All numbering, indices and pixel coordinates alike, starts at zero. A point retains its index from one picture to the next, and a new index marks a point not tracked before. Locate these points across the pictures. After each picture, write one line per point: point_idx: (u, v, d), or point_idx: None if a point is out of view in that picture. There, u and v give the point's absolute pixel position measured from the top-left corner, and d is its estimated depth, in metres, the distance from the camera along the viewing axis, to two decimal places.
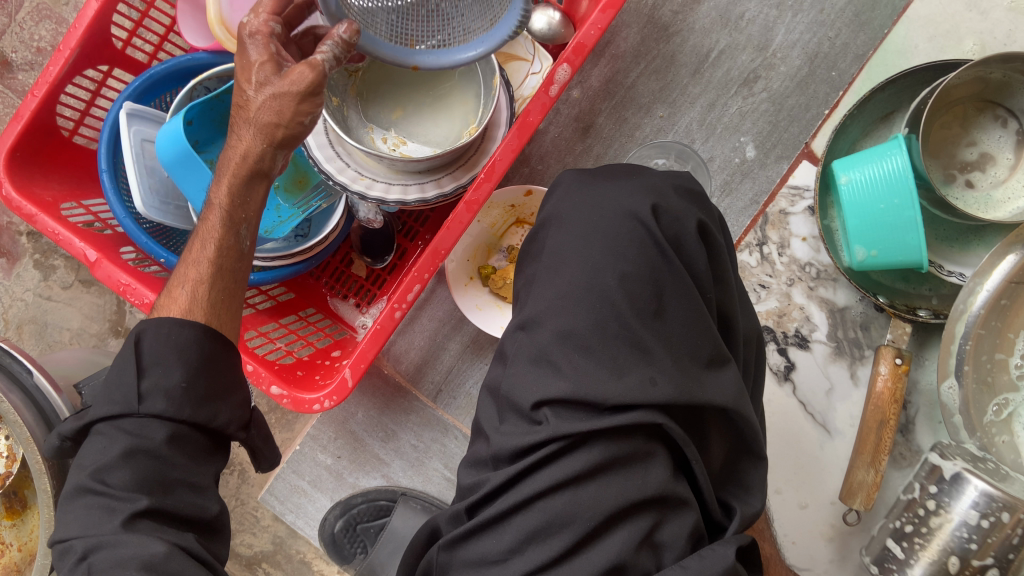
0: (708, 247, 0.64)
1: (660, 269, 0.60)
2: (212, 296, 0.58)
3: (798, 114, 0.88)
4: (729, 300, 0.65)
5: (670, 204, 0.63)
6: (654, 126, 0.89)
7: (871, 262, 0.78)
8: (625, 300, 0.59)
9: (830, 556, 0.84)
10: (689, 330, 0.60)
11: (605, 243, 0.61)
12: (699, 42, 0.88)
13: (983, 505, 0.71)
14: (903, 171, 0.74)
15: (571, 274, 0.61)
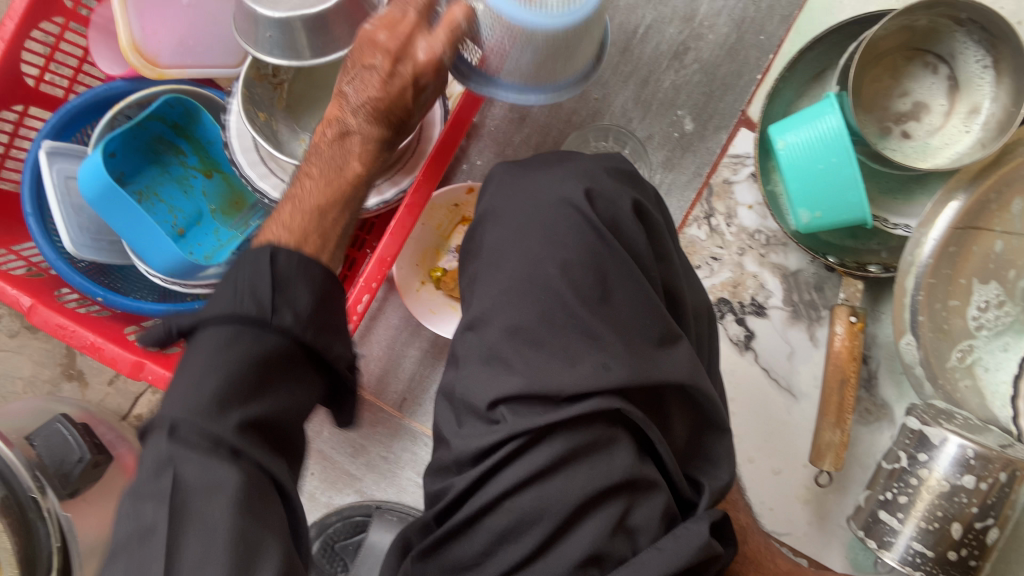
0: (646, 226, 0.63)
1: (600, 252, 0.59)
2: (317, 230, 0.54)
3: (732, 82, 0.87)
4: (674, 276, 0.64)
5: (604, 187, 0.62)
6: (590, 109, 0.88)
7: (818, 223, 0.78)
8: (573, 290, 0.58)
9: (809, 519, 0.85)
10: (641, 312, 0.59)
11: (544, 233, 0.60)
12: (625, 19, 0.87)
13: (960, 458, 0.73)
14: (838, 129, 0.73)
15: (514, 269, 0.60)
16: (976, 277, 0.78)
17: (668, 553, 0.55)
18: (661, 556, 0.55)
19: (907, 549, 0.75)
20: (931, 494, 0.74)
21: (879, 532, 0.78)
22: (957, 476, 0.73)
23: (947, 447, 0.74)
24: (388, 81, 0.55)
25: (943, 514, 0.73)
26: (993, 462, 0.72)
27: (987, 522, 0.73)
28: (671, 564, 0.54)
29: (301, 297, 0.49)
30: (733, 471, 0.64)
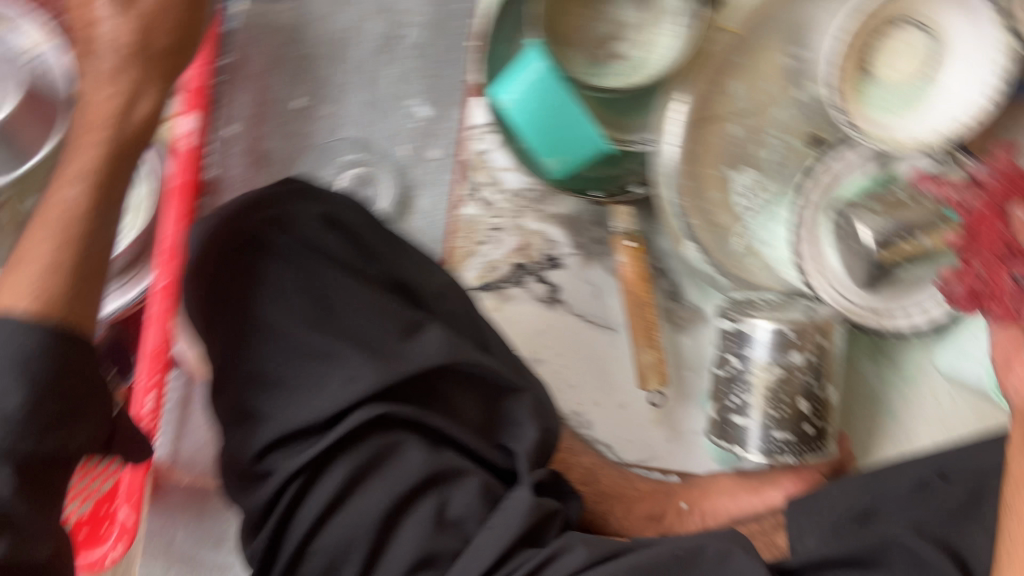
0: (345, 230, 0.66)
1: (311, 275, 0.62)
2: (52, 280, 0.47)
3: (449, 59, 0.88)
4: (396, 267, 0.68)
5: (290, 210, 0.65)
6: (326, 125, 0.85)
7: (567, 164, 0.79)
8: (296, 319, 0.60)
9: (664, 437, 0.88)
10: (369, 315, 0.62)
11: (247, 274, 0.61)
12: (326, 29, 0.86)
13: (776, 335, 0.75)
14: (548, 74, 0.75)
15: (233, 317, 0.60)
16: (725, 164, 0.82)
17: (500, 527, 0.54)
18: (494, 534, 0.54)
19: (768, 440, 0.76)
20: (764, 381, 0.75)
21: (732, 435, 0.79)
22: (781, 355, 0.75)
23: (761, 330, 0.76)
24: None
25: (779, 394, 0.75)
26: (804, 328, 0.74)
27: (822, 385, 0.76)
28: (505, 535, 0.53)
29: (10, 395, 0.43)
30: (540, 423, 0.66)
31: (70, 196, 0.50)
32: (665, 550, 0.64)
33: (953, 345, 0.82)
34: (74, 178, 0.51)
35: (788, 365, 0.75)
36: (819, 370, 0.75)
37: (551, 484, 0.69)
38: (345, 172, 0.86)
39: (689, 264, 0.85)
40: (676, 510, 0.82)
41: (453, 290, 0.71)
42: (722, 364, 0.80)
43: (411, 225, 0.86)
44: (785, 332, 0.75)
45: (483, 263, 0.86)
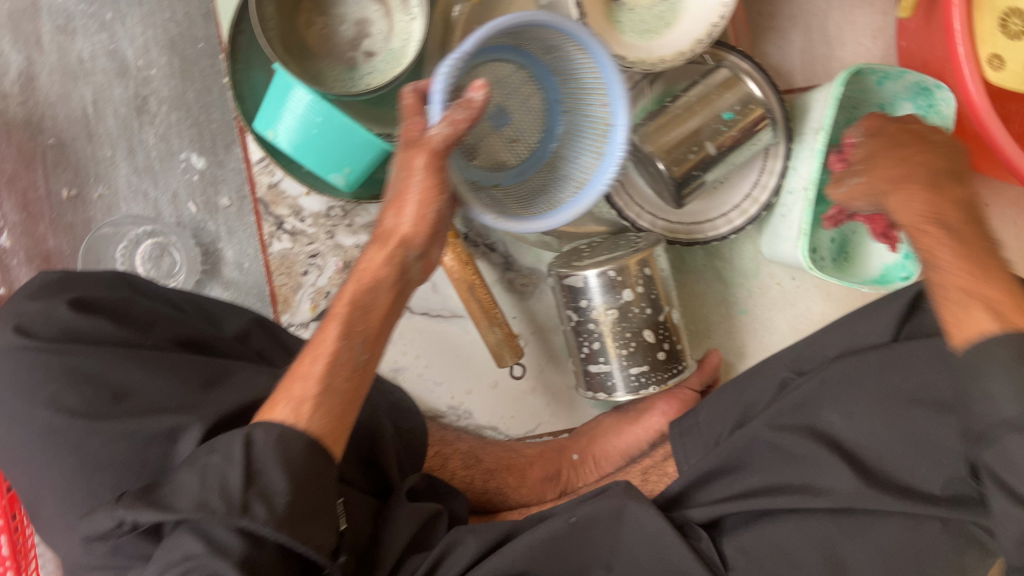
0: (102, 307, 0.56)
1: (85, 364, 0.52)
2: (333, 410, 0.52)
3: (208, 101, 0.82)
4: (183, 322, 0.59)
5: (33, 310, 0.54)
6: (103, 206, 0.82)
7: (354, 177, 0.76)
8: (77, 415, 0.50)
9: (545, 402, 0.89)
10: (158, 377, 0.53)
11: (16, 392, 0.52)
12: (69, 108, 0.81)
13: (604, 281, 0.74)
14: (305, 96, 0.70)
15: (9, 442, 0.52)
16: None
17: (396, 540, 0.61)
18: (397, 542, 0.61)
19: (629, 376, 0.77)
20: (610, 326, 0.76)
21: (598, 384, 0.79)
22: (615, 297, 0.75)
23: (593, 282, 0.74)
24: (431, 184, 0.54)
25: (629, 330, 0.76)
26: (633, 264, 0.74)
27: (663, 311, 0.77)
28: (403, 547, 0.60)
29: (276, 481, 0.47)
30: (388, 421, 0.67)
31: (381, 270, 0.56)
32: (559, 524, 0.62)
33: (770, 232, 0.86)
34: (386, 261, 0.56)
35: (626, 304, 0.75)
36: (656, 296, 0.76)
37: (428, 488, 0.68)
38: (140, 246, 0.82)
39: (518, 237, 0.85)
40: (570, 464, 0.82)
41: (257, 327, 0.66)
42: (568, 317, 0.78)
43: (227, 277, 0.83)
44: (612, 277, 0.74)
45: (312, 293, 0.84)
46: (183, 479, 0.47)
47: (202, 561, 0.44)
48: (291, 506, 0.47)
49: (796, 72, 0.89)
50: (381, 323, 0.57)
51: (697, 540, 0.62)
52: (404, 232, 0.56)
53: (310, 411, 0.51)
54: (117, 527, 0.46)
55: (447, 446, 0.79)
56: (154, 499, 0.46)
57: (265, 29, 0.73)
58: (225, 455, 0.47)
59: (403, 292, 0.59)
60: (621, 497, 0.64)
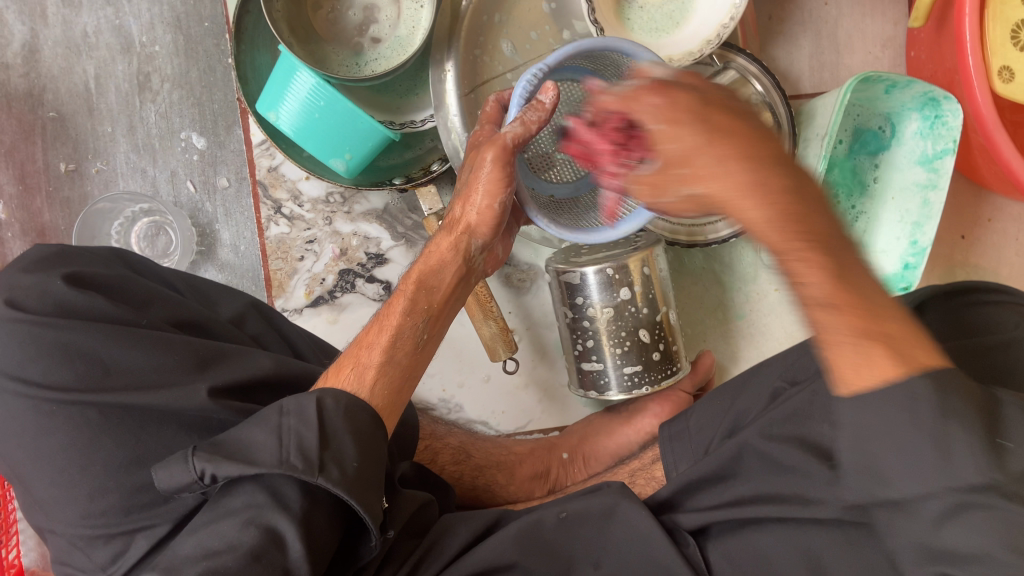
0: (97, 283, 0.55)
1: (76, 341, 0.51)
2: (393, 381, 0.54)
3: (211, 81, 0.82)
4: (178, 302, 0.58)
5: (23, 283, 0.53)
6: (101, 182, 0.81)
7: (355, 164, 0.75)
8: (69, 393, 0.49)
9: (537, 399, 0.88)
10: (151, 355, 0.52)
11: (5, 366, 0.50)
12: (70, 81, 0.81)
13: (605, 279, 0.73)
14: (311, 82, 0.70)
15: (3, 412, 0.51)
16: None
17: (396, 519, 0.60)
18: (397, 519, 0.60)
19: (623, 376, 0.76)
20: (607, 325, 0.75)
21: (591, 382, 0.78)
22: (613, 296, 0.74)
23: (594, 280, 0.73)
24: (498, 182, 0.56)
25: (625, 330, 0.75)
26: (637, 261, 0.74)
27: (661, 312, 0.77)
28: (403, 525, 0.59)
29: (347, 448, 0.47)
30: None
31: (447, 257, 0.59)
32: (548, 514, 0.61)
33: None
34: (452, 248, 0.59)
35: (624, 303, 0.74)
36: (654, 296, 0.76)
37: (417, 477, 0.67)
38: (136, 224, 0.83)
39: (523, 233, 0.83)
40: (560, 463, 0.81)
41: (253, 311, 0.64)
42: (564, 314, 0.78)
43: (223, 259, 0.83)
44: (612, 275, 0.73)
45: (307, 278, 0.84)
46: (257, 429, 0.47)
47: (263, 511, 0.46)
48: (360, 470, 0.47)
49: (804, 79, 0.89)
50: (444, 306, 0.60)
51: (685, 546, 0.61)
52: (472, 218, 0.59)
53: (372, 379, 0.53)
54: (196, 480, 0.45)
55: (437, 440, 0.78)
56: (233, 453, 0.45)
57: (273, 11, 0.72)
58: (302, 417, 0.47)
59: (466, 277, 0.61)
60: (615, 495, 0.62)
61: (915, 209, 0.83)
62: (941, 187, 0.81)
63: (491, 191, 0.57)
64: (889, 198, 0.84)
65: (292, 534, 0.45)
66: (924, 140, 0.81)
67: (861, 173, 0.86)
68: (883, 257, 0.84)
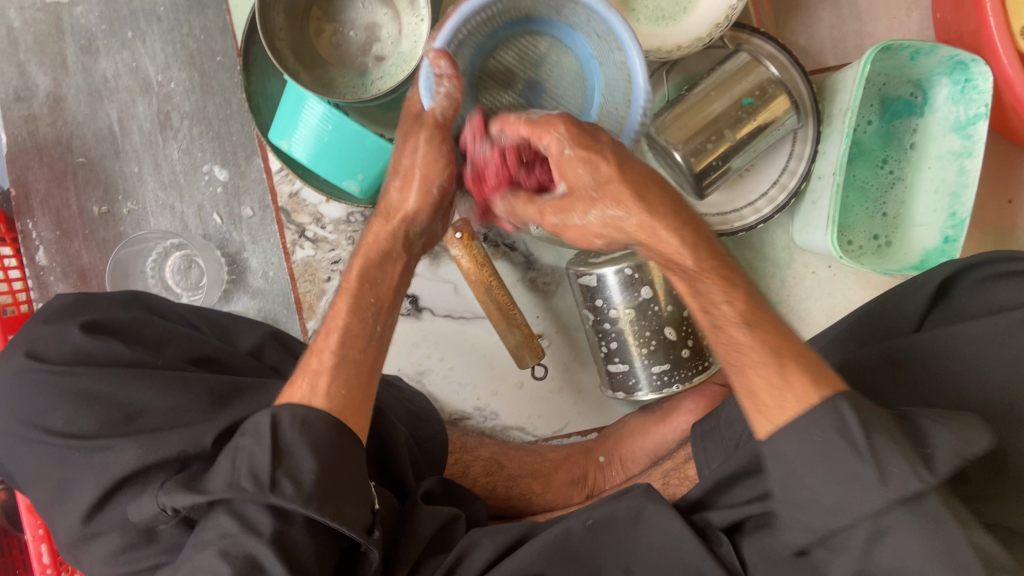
0: (113, 329, 0.57)
1: (93, 386, 0.53)
2: (343, 386, 0.52)
3: (228, 113, 0.84)
4: (193, 339, 0.60)
5: (46, 337, 0.56)
6: (132, 221, 0.84)
7: (369, 183, 0.76)
8: (86, 437, 0.51)
9: (572, 402, 0.87)
10: (167, 394, 0.54)
11: (32, 416, 0.53)
12: (96, 126, 0.84)
13: (622, 280, 0.72)
14: (316, 106, 0.71)
15: (34, 462, 0.53)
16: None
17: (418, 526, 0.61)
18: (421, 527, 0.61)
19: (651, 375, 0.75)
20: (631, 324, 0.74)
21: (622, 383, 0.77)
22: (632, 295, 0.73)
23: (610, 282, 0.73)
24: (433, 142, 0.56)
25: (650, 329, 0.73)
26: None
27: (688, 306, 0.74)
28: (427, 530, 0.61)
29: (303, 458, 0.47)
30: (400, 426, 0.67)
31: (387, 245, 0.59)
32: (574, 523, 0.61)
33: (800, 219, 0.83)
34: (387, 238, 0.59)
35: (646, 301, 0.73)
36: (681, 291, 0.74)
37: (445, 492, 0.68)
38: (169, 258, 0.85)
39: (550, 240, 0.82)
40: (596, 466, 0.81)
41: (271, 340, 0.67)
42: (589, 317, 0.77)
43: (253, 286, 0.84)
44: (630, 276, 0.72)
45: (336, 298, 0.84)
46: (220, 462, 0.48)
47: (237, 540, 0.46)
48: (320, 483, 0.47)
49: (825, 53, 0.85)
50: (377, 273, 0.58)
51: (717, 544, 0.60)
52: (410, 205, 0.59)
53: (328, 383, 0.52)
54: (161, 512, 0.48)
55: (468, 453, 0.80)
56: (190, 486, 0.48)
57: (275, 40, 0.73)
58: (256, 436, 0.48)
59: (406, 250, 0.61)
60: (641, 498, 0.62)
61: (952, 178, 0.79)
62: (977, 154, 0.77)
63: (423, 175, 0.58)
64: (926, 167, 0.80)
65: (269, 557, 0.45)
66: (957, 106, 0.77)
67: (896, 140, 0.82)
68: (919, 231, 0.80)
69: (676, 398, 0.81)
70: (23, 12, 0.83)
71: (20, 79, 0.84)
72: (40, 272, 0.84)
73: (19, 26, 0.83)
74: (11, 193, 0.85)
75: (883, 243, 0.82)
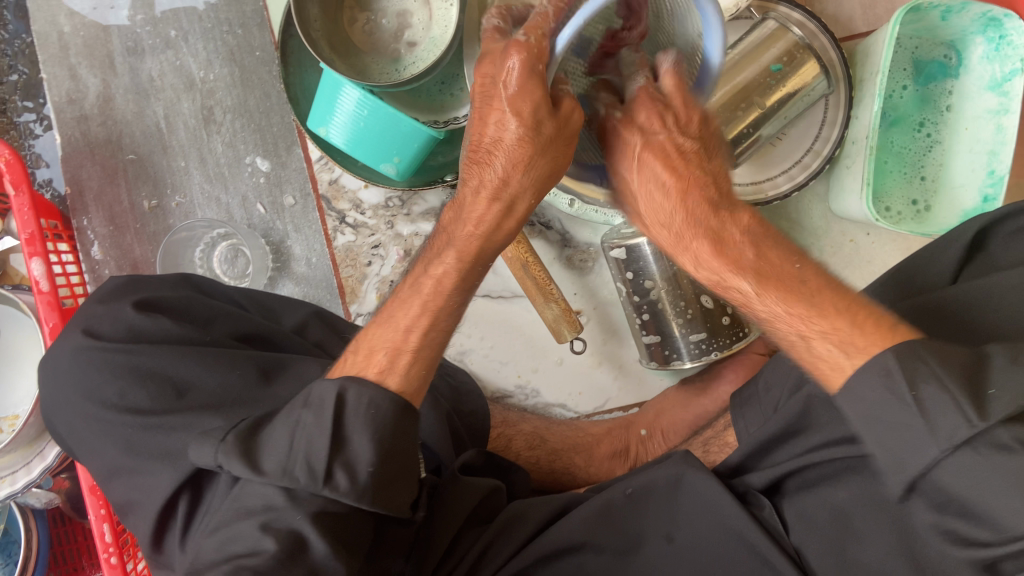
0: (165, 308, 0.60)
1: (146, 362, 0.55)
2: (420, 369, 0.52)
3: (267, 105, 0.87)
4: (239, 318, 0.63)
5: (100, 317, 0.59)
6: (180, 214, 0.87)
7: (405, 165, 0.77)
8: (140, 411, 0.54)
9: (613, 379, 0.88)
10: (215, 371, 0.56)
11: (88, 391, 0.56)
12: (144, 124, 0.87)
13: (654, 251, 0.73)
14: (350, 88, 0.72)
15: (90, 436, 0.56)
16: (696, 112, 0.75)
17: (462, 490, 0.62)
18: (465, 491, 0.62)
19: (690, 345, 0.75)
20: (666, 293, 0.74)
21: (661, 355, 0.77)
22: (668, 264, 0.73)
23: (645, 253, 0.74)
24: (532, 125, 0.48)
25: (686, 298, 0.74)
26: None
27: None
28: (470, 492, 0.63)
29: (361, 450, 0.47)
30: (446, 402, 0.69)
31: (487, 214, 0.53)
32: (616, 493, 0.63)
33: (836, 186, 0.83)
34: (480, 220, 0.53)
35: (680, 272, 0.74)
36: None
37: (487, 464, 0.70)
38: (216, 248, 0.89)
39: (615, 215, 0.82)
40: (638, 439, 0.81)
41: (315, 319, 0.69)
42: (626, 292, 0.78)
43: (298, 273, 0.87)
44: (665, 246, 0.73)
45: (377, 282, 0.86)
46: (276, 436, 0.47)
47: (282, 515, 0.45)
48: (375, 475, 0.47)
49: (856, 19, 0.85)
50: (476, 273, 0.56)
51: (760, 509, 0.61)
52: (518, 181, 0.51)
53: (406, 364, 0.52)
54: (215, 468, 0.47)
55: (511, 427, 0.81)
56: (247, 453, 0.46)
57: (311, 31, 0.76)
58: (318, 414, 0.47)
59: (497, 249, 0.56)
60: (680, 465, 0.63)
61: (989, 137, 0.78)
62: (1013, 110, 0.75)
63: (525, 151, 0.49)
64: (963, 128, 0.80)
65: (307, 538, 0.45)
66: (992, 64, 0.77)
67: (932, 103, 0.81)
68: (957, 194, 0.79)
69: (716, 368, 0.82)
70: (72, 17, 0.87)
71: (71, 82, 0.87)
72: (95, 266, 0.87)
73: (69, 30, 0.87)
74: (66, 193, 0.88)
75: (922, 208, 0.81)
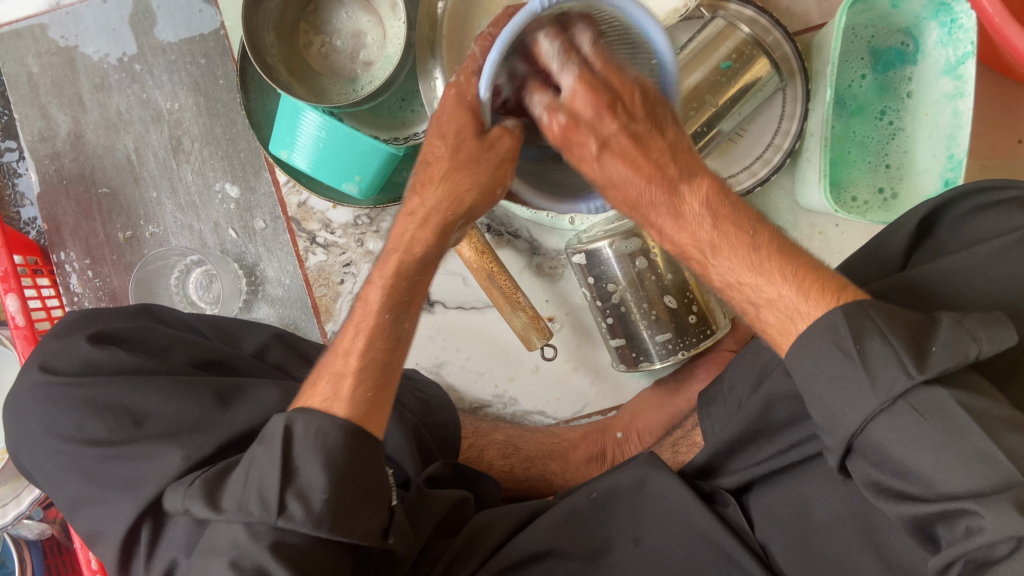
0: (122, 340, 0.61)
1: (102, 395, 0.56)
2: (373, 382, 0.51)
3: (234, 132, 0.88)
4: (196, 345, 0.64)
5: (58, 353, 0.60)
6: (155, 243, 0.89)
7: (367, 183, 0.77)
8: (98, 442, 0.55)
9: (590, 385, 0.88)
10: (170, 398, 0.57)
11: (49, 425, 0.57)
12: (115, 157, 0.89)
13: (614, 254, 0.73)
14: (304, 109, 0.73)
15: (53, 469, 0.57)
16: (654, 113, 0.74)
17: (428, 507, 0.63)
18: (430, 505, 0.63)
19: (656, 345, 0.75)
20: (629, 294, 0.74)
21: (630, 357, 0.77)
22: (628, 267, 0.74)
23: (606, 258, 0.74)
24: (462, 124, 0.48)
25: (649, 299, 0.74)
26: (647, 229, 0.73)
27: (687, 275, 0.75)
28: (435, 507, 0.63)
29: (314, 479, 0.46)
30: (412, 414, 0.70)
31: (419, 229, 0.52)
32: (579, 500, 0.63)
33: (799, 179, 0.82)
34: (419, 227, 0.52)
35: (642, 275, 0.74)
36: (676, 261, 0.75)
37: (455, 476, 0.70)
38: (191, 275, 0.90)
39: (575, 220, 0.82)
40: (614, 442, 0.81)
41: (276, 341, 0.70)
42: (592, 297, 0.78)
43: (272, 295, 0.88)
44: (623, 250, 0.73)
45: (350, 300, 0.87)
46: (235, 478, 0.49)
47: (247, 550, 0.45)
48: (331, 502, 0.46)
49: (811, 12, 0.85)
50: (406, 289, 0.53)
51: (724, 506, 0.61)
52: (438, 186, 0.50)
53: (351, 388, 0.51)
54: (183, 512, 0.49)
55: (482, 437, 0.81)
56: (210, 494, 0.48)
57: (267, 57, 0.77)
58: (269, 448, 0.48)
59: (424, 268, 0.54)
60: (643, 467, 0.62)
61: (946, 121, 0.77)
62: (968, 93, 0.75)
63: (456, 139, 0.48)
64: (923, 114, 0.79)
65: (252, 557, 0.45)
66: (946, 48, 0.76)
67: (891, 91, 0.81)
68: (922, 178, 0.79)
69: (689, 368, 0.82)
70: (40, 58, 0.89)
71: (43, 121, 0.90)
72: (75, 299, 0.89)
73: (38, 71, 0.89)
74: (44, 229, 0.90)
75: (888, 196, 0.81)
